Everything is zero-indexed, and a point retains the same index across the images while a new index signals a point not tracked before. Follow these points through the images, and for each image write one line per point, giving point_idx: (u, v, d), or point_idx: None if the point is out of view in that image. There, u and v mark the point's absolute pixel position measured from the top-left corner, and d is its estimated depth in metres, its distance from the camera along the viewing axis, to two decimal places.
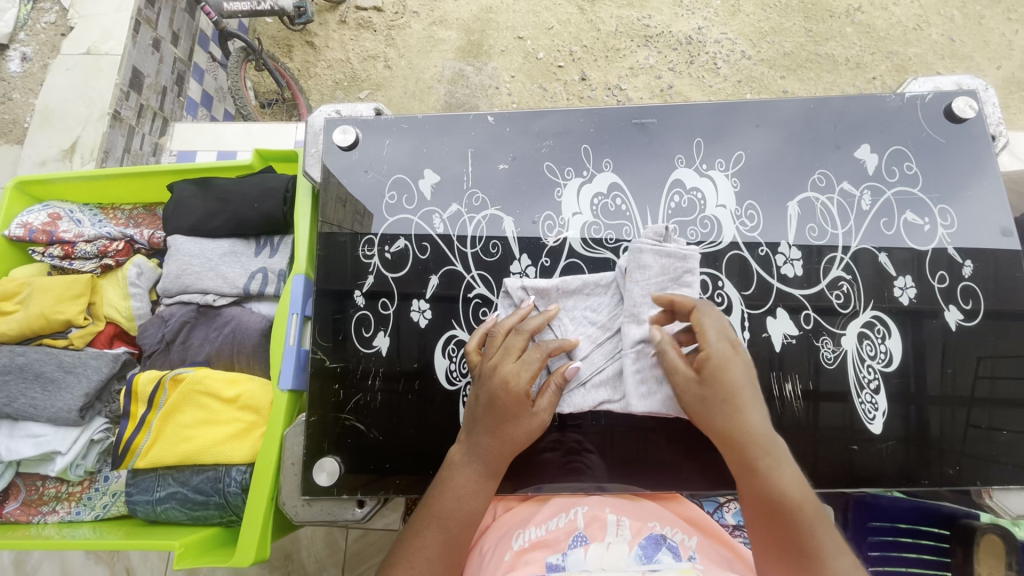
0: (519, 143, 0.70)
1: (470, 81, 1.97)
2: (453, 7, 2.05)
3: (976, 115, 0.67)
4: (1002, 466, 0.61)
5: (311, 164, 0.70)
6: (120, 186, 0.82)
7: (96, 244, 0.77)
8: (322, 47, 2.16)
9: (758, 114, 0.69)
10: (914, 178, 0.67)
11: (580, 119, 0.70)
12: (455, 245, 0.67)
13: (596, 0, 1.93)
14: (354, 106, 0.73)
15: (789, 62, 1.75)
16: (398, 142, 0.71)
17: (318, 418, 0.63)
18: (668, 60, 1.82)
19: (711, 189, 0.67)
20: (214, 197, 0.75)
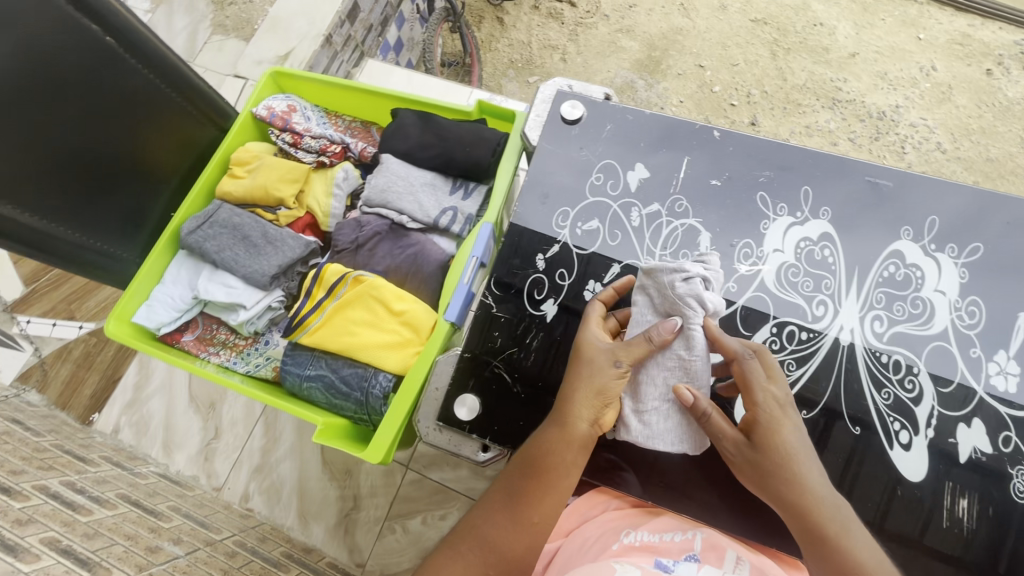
0: (738, 164, 0.69)
1: (638, 93, 1.96)
2: (644, 19, 2.07)
3: None
4: None
5: (533, 128, 0.75)
6: (349, 99, 0.91)
7: (319, 142, 0.86)
8: (509, 25, 2.27)
9: (1012, 209, 0.63)
10: None
11: (808, 160, 0.68)
12: (646, 243, 0.68)
13: (791, 49, 1.90)
14: (586, 86, 0.76)
15: (990, 169, 1.67)
16: (619, 130, 0.72)
17: (470, 357, 0.66)
18: (850, 129, 1.76)
19: (933, 271, 0.63)
20: (432, 132, 0.81)
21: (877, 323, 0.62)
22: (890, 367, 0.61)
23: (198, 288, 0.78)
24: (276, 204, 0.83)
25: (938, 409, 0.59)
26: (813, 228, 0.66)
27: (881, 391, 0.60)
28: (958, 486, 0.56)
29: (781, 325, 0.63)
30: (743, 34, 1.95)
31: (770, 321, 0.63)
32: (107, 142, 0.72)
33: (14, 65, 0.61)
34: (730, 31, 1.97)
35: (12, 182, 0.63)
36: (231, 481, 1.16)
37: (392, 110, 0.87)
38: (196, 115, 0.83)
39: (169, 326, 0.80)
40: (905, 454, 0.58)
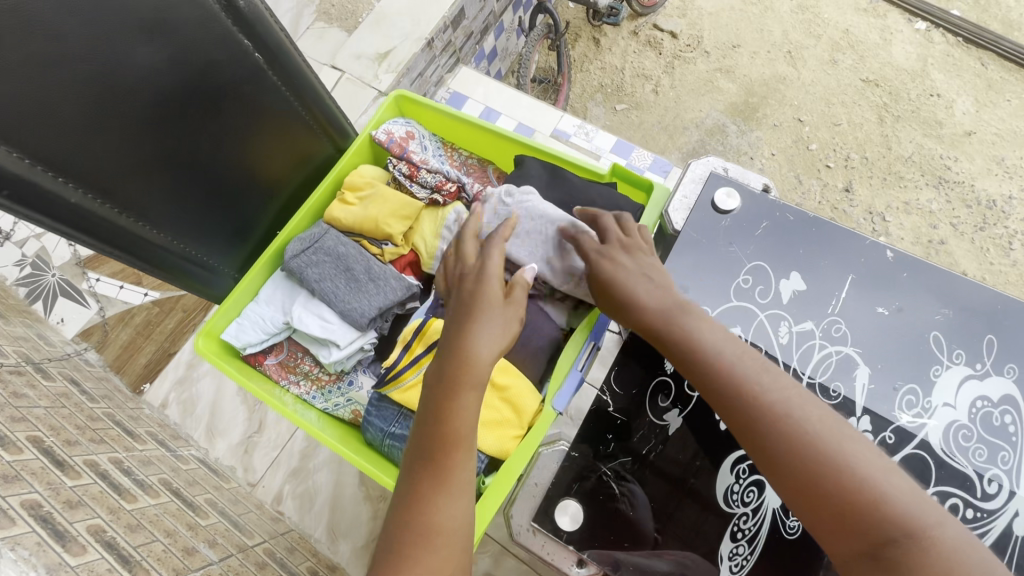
0: (912, 295, 0.61)
1: (728, 138, 2.10)
2: (746, 63, 2.18)
3: None
4: None
5: (677, 210, 0.69)
6: (472, 135, 0.86)
7: (435, 178, 0.80)
8: (605, 48, 2.28)
9: None
10: None
11: (997, 305, 0.60)
12: (793, 365, 0.61)
13: (899, 119, 2.05)
14: (743, 172, 0.70)
15: None
16: (776, 231, 0.65)
17: (577, 457, 0.62)
18: (954, 215, 1.93)
19: None
20: (562, 189, 0.75)
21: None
22: None
23: (291, 316, 0.74)
24: (383, 239, 0.79)
25: None
26: (993, 386, 0.57)
27: None
28: None
29: (942, 496, 0.55)
30: (849, 92, 2.11)
31: (930, 487, 0.55)
32: (226, 151, 0.68)
33: (166, 70, 0.57)
34: (837, 88, 2.12)
35: (132, 185, 0.59)
36: (266, 479, 1.06)
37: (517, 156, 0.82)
38: (314, 125, 0.78)
39: (253, 347, 0.76)
40: None
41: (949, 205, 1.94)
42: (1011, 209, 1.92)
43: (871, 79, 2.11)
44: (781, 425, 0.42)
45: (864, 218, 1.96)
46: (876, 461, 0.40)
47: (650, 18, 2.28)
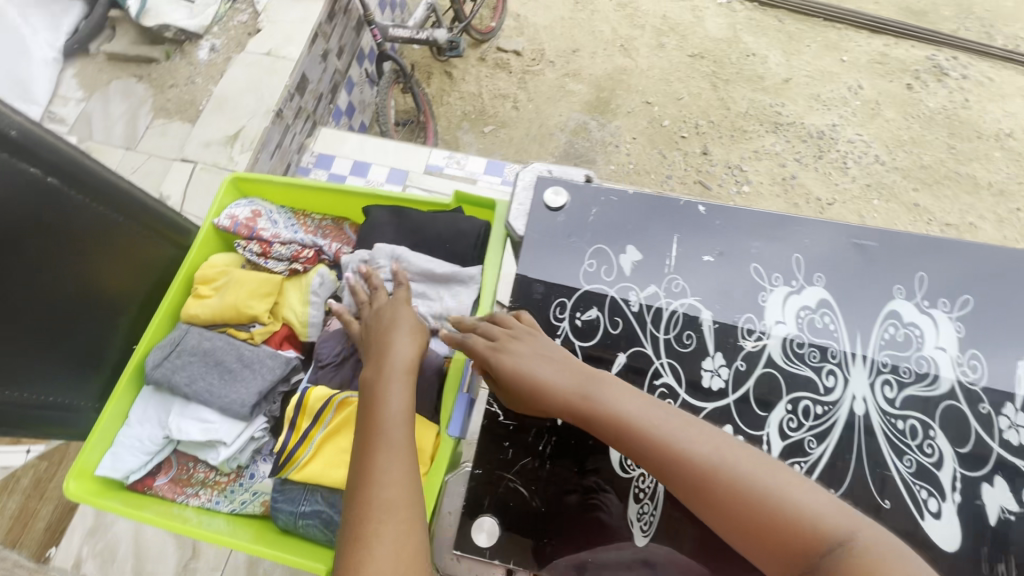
0: (726, 238, 0.69)
1: (591, 134, 2.40)
2: (588, 64, 2.55)
3: None
4: None
5: (516, 217, 0.73)
6: (320, 198, 0.88)
7: (290, 249, 0.80)
8: (458, 79, 2.54)
9: (988, 258, 0.66)
10: None
11: (794, 227, 0.68)
12: (648, 326, 0.66)
13: (729, 82, 2.46)
14: (565, 170, 0.76)
15: (924, 175, 2.23)
16: (605, 213, 0.71)
17: (483, 472, 0.63)
18: (795, 151, 2.29)
19: (930, 329, 0.64)
20: (411, 227, 0.79)
21: (887, 389, 0.62)
22: (907, 434, 0.60)
23: (170, 428, 0.71)
24: (250, 320, 0.78)
25: (962, 471, 0.58)
26: (810, 296, 0.66)
27: (903, 459, 0.59)
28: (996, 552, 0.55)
29: (796, 401, 0.62)
30: (682, 69, 2.50)
31: (784, 397, 0.62)
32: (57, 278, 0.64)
33: None
34: (671, 69, 2.51)
35: None
36: None
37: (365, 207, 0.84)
38: (146, 229, 0.77)
39: (137, 473, 0.72)
40: (937, 523, 0.56)
41: (790, 145, 2.31)
42: (837, 134, 2.31)
43: (696, 53, 2.52)
44: (655, 441, 0.48)
45: (726, 173, 2.30)
46: (737, 452, 0.46)
47: (491, 41, 2.60)
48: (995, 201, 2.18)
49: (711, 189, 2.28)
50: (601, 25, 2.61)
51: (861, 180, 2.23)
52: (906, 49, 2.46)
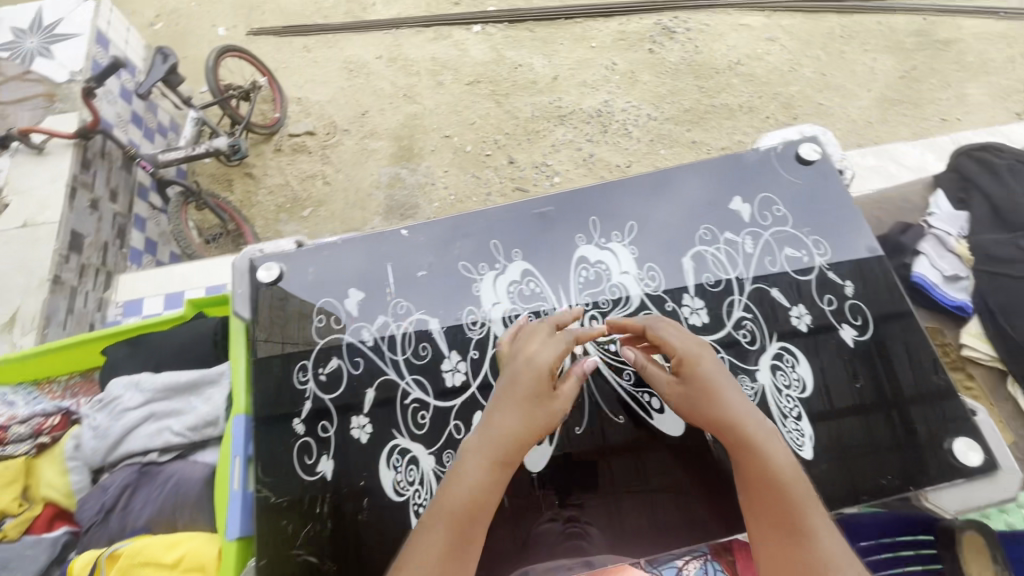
0: (432, 253, 1.00)
1: (406, 181, 2.53)
2: (380, 121, 2.68)
3: (818, 158, 1.03)
4: (931, 474, 0.85)
5: (240, 306, 0.99)
6: (67, 361, 1.13)
7: (30, 426, 1.00)
8: (261, 176, 2.56)
9: (657, 185, 1.04)
10: (783, 219, 1.01)
11: (484, 225, 1.01)
12: (384, 353, 0.94)
13: (509, 96, 2.71)
14: (275, 245, 1.05)
15: (689, 116, 2.57)
16: (336, 265, 1.01)
17: (267, 560, 0.84)
18: (583, 134, 2.57)
19: (613, 260, 0.98)
20: (158, 349, 1.09)
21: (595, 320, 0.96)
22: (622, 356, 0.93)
23: None
24: (5, 515, 0.94)
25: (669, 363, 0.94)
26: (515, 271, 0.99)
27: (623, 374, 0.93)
28: None
29: None
30: (465, 97, 2.72)
31: None
32: None
33: None
34: (457, 101, 2.71)
35: None
36: None
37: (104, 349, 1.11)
38: None
39: None
40: None
41: (578, 130, 2.59)
42: (612, 108, 2.62)
43: (472, 80, 2.76)
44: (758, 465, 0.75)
45: (536, 172, 2.51)
46: (805, 498, 0.73)
47: (282, 131, 2.65)
48: (749, 116, 2.57)
49: (530, 190, 2.47)
50: (381, 83, 2.78)
51: (644, 139, 2.54)
52: (637, 20, 2.86)
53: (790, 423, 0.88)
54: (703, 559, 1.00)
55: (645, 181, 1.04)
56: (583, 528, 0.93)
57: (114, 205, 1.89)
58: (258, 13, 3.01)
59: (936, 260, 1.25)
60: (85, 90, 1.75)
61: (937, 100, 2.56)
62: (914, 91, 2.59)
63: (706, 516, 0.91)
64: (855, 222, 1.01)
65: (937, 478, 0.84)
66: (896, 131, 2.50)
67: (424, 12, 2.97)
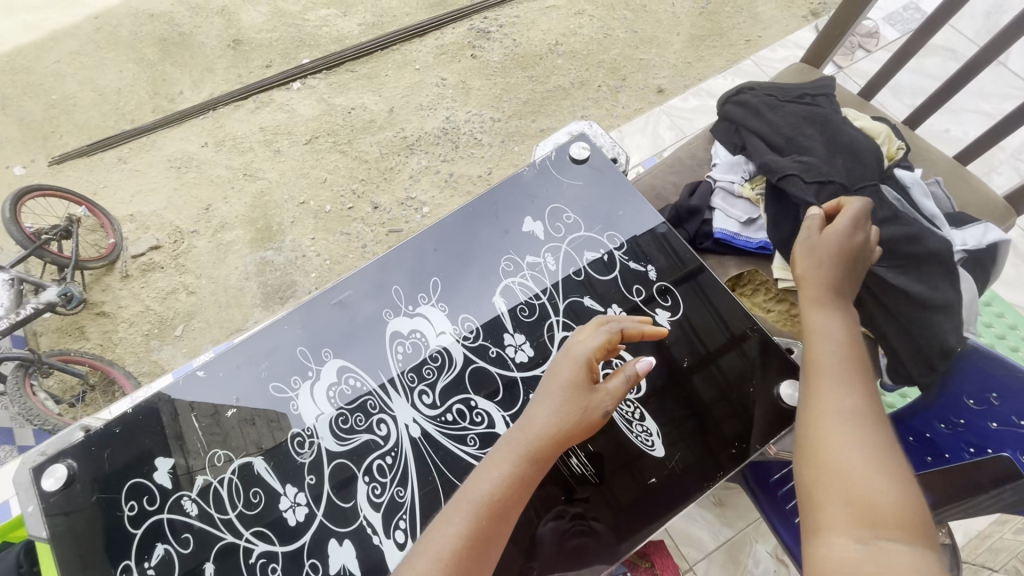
0: (243, 386, 1.10)
1: (275, 262, 2.40)
2: (228, 210, 2.52)
3: (587, 155, 1.28)
4: (761, 424, 1.05)
5: (37, 528, 0.98)
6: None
7: None
8: (115, 309, 2.33)
9: (438, 240, 1.23)
10: (573, 223, 1.24)
11: (288, 339, 1.14)
12: (214, 518, 0.99)
13: (352, 142, 2.63)
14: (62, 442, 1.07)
15: (529, 108, 2.62)
16: (152, 436, 1.05)
17: None
18: (437, 156, 2.55)
19: (426, 324, 1.15)
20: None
21: (425, 394, 1.09)
22: (459, 416, 1.06)
23: None
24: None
25: (506, 414, 1.06)
26: (331, 372, 1.11)
27: (470, 437, 1.04)
28: (566, 453, 1.04)
29: (372, 470, 1.03)
30: (309, 157, 2.61)
31: (362, 474, 1.02)
32: None
33: None
34: (301, 163, 2.60)
35: None
36: None
37: None
38: None
39: None
40: None
41: (431, 154, 2.56)
42: (455, 122, 2.62)
43: (310, 138, 2.65)
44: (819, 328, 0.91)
45: (404, 208, 2.47)
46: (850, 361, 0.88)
47: (123, 255, 2.42)
48: (583, 90, 2.65)
49: (403, 229, 2.42)
50: (217, 170, 2.61)
51: (495, 143, 2.56)
52: (451, 31, 2.87)
53: (637, 427, 1.06)
54: None
55: (446, 236, 1.23)
56: (587, 525, 0.98)
57: None
58: (55, 138, 2.72)
59: (728, 210, 1.34)
60: None
61: (737, 24, 2.76)
62: (716, 22, 2.78)
63: (697, 456, 1.03)
64: (629, 212, 1.24)
65: (767, 429, 1.04)
66: (712, 63, 2.68)
67: (237, 84, 2.82)
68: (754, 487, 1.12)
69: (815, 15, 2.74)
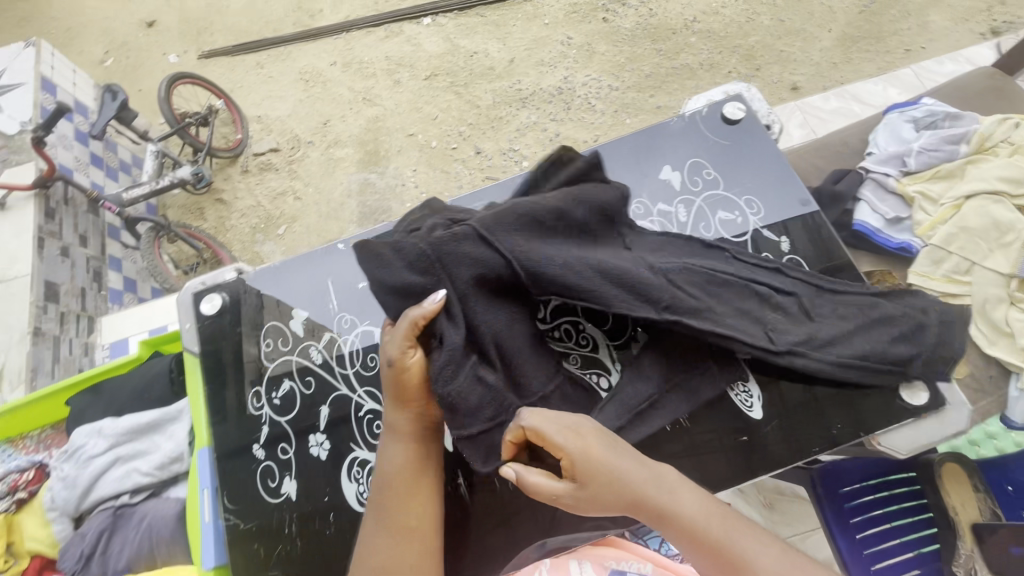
0: (337, 277, 1.06)
1: (376, 185, 2.52)
2: (343, 129, 2.65)
3: (742, 113, 1.04)
4: (875, 416, 0.86)
5: (190, 340, 1.02)
6: (26, 419, 1.03)
7: (8, 481, 0.97)
8: (232, 199, 2.55)
9: None
10: (714, 180, 1.02)
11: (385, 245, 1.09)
12: (335, 371, 0.99)
13: (468, 86, 2.67)
14: (214, 275, 1.08)
15: (651, 82, 2.54)
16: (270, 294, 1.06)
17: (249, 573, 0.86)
18: (547, 113, 2.55)
19: None
20: (117, 394, 1.03)
21: None
22: None
23: None
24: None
25: None
26: None
27: None
28: None
29: None
30: (425, 93, 2.68)
31: None
32: None
33: None
34: (416, 97, 2.68)
35: None
36: None
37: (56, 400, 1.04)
38: None
39: None
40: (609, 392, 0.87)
41: (541, 110, 2.56)
42: (572, 84, 2.59)
43: (429, 75, 2.72)
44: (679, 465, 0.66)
45: (504, 158, 2.50)
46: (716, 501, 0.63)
47: (246, 152, 2.63)
48: (711, 74, 2.54)
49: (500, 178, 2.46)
50: (339, 90, 2.74)
51: (608, 110, 2.52)
52: None
53: (738, 384, 0.87)
54: None
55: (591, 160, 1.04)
56: None
57: (86, 248, 1.92)
58: (207, 35, 2.96)
59: (875, 204, 1.27)
60: (34, 139, 1.73)
61: (899, 31, 2.51)
62: (875, 25, 2.54)
63: (792, 436, 0.87)
64: (787, 175, 1.01)
65: (882, 421, 0.86)
66: (860, 69, 2.47)
67: (373, 11, 2.92)
68: (820, 494, 0.98)
69: (994, 34, 2.44)
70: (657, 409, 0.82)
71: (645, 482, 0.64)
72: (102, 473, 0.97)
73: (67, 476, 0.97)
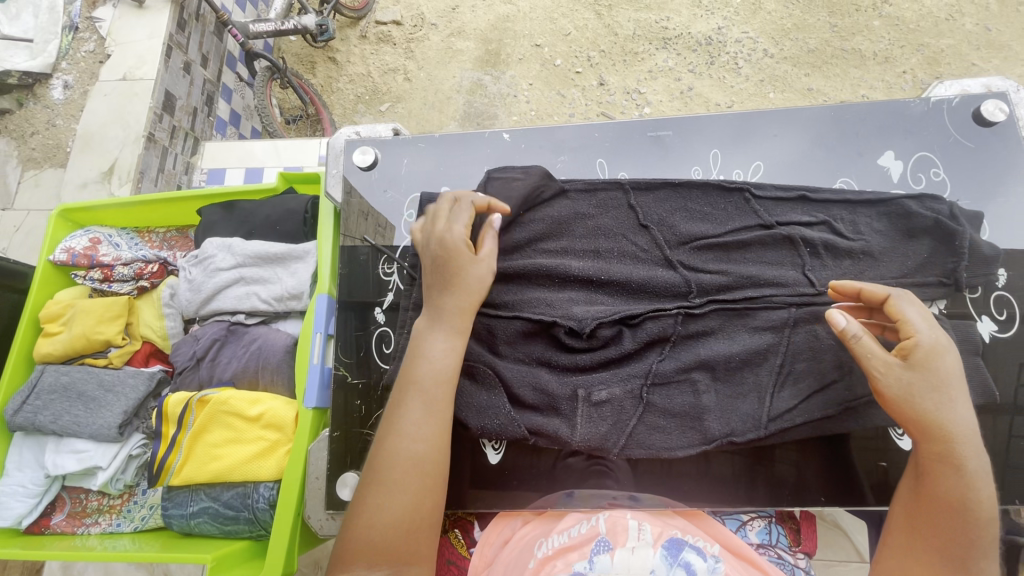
0: (454, 167, 0.90)
1: (488, 89, 2.40)
2: (470, 19, 2.48)
3: (1005, 116, 0.82)
4: None
5: (333, 185, 0.87)
6: (156, 215, 1.03)
7: (133, 268, 0.93)
8: (343, 62, 2.51)
9: (776, 124, 0.87)
10: (941, 183, 0.82)
11: (519, 146, 0.90)
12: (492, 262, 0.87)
13: (612, 8, 2.42)
14: (372, 128, 0.93)
15: (811, 60, 2.26)
16: (388, 167, 0.90)
17: (341, 434, 0.79)
18: (687, 61, 2.32)
19: None
20: (249, 217, 0.95)
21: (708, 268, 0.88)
22: None
23: (50, 465, 0.83)
24: (106, 346, 0.90)
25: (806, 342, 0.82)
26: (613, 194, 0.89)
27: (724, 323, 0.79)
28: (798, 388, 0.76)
29: None
30: (564, 3, 2.45)
31: None
32: None
33: None
34: (554, 6, 2.45)
35: None
36: None
37: (185, 208, 1.01)
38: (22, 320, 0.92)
39: (29, 517, 0.85)
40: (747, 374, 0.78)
41: (682, 57, 2.33)
42: (724, 37, 2.33)
43: None
44: (970, 491, 0.59)
45: (626, 98, 2.33)
46: (984, 531, 0.59)
47: (368, 17, 2.53)
48: (883, 68, 2.23)
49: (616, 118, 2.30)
50: None
51: (753, 78, 2.28)
52: None
53: None
54: (768, 519, 0.78)
55: (800, 122, 0.87)
56: (786, 489, 0.74)
57: (205, 70, 1.90)
58: None
59: None
60: None
61: None
62: None
63: None
64: None
65: None
66: None
67: None
68: None
69: None
70: (813, 371, 0.69)
71: (956, 484, 0.59)
72: (222, 289, 0.89)
73: (193, 279, 0.91)
